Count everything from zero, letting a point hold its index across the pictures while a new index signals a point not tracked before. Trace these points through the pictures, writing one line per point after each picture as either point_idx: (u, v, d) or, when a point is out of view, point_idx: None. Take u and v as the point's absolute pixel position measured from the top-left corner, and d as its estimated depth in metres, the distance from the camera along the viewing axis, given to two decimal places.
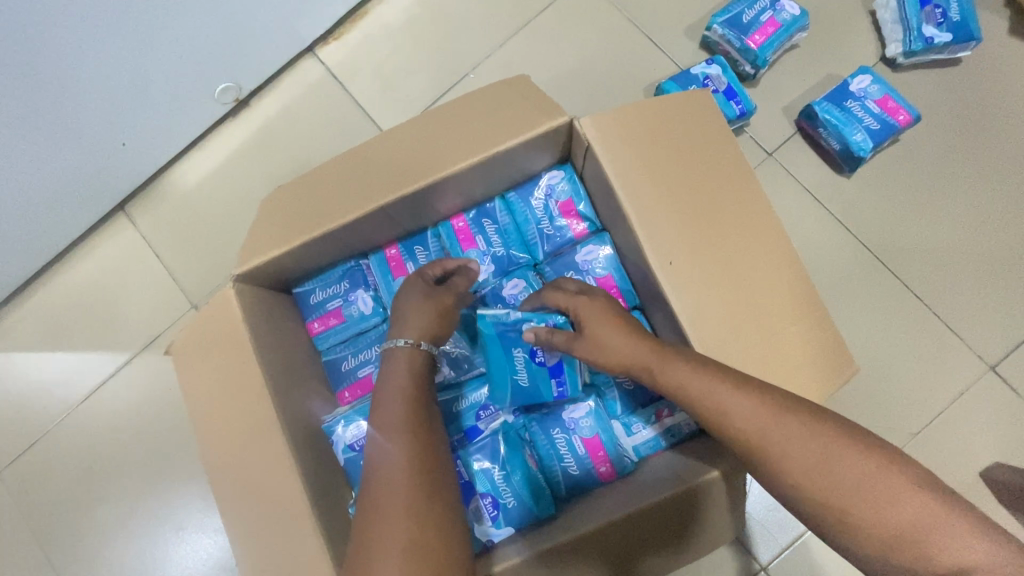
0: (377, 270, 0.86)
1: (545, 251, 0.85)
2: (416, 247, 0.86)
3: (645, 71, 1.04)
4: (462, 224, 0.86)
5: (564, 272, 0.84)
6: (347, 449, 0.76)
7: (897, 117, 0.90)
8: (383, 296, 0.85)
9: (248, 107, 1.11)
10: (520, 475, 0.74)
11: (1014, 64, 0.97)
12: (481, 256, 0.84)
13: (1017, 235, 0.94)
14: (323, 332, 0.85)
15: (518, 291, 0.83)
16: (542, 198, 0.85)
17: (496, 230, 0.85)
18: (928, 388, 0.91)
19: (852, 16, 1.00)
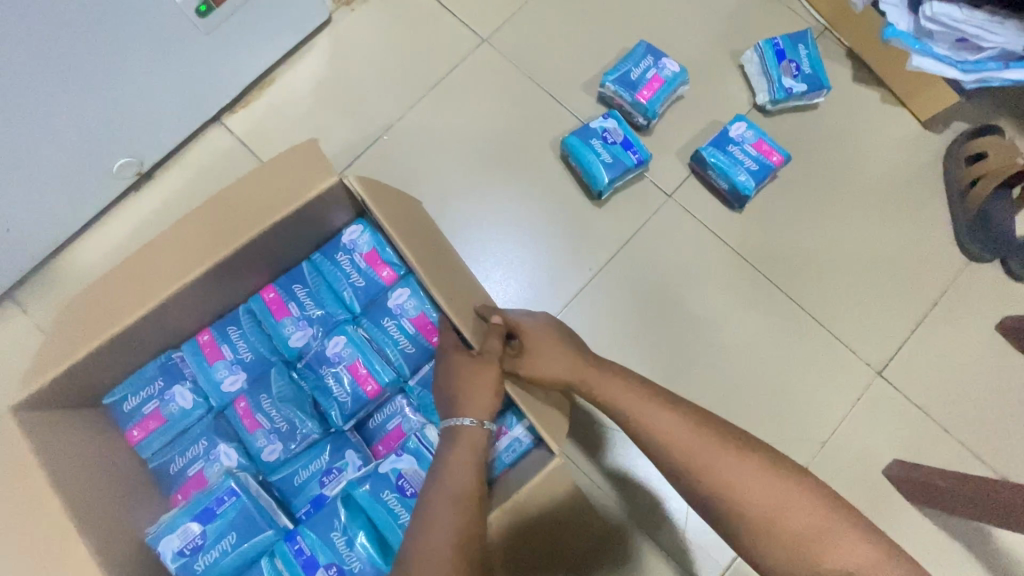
0: (191, 360, 0.85)
1: (360, 302, 0.85)
2: (229, 327, 0.84)
3: (550, 126, 1.12)
4: (273, 294, 0.85)
5: (381, 320, 0.84)
6: (178, 555, 0.73)
7: (772, 158, 1.01)
8: (202, 385, 0.84)
9: (152, 180, 1.07)
10: (365, 536, 0.74)
11: (862, 106, 1.12)
12: (297, 322, 0.83)
13: (886, 251, 1.07)
14: (144, 438, 0.83)
15: (340, 348, 0.83)
16: (346, 254, 0.86)
17: (307, 293, 0.85)
18: (829, 398, 1.00)
19: (724, 72, 1.13)
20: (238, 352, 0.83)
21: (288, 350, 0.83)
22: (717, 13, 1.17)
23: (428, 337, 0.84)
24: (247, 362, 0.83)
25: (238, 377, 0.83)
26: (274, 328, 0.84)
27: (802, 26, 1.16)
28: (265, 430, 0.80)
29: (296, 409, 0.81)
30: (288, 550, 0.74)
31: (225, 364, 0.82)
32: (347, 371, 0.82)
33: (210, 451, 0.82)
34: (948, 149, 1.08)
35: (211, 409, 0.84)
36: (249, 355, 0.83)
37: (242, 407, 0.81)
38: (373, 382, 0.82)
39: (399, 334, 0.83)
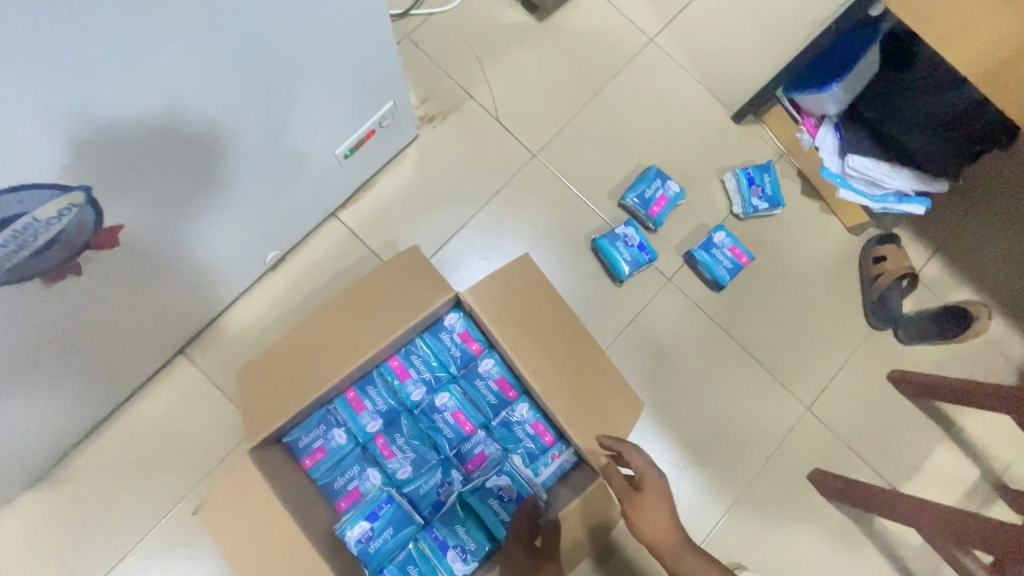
0: (343, 410, 1.19)
1: (459, 367, 1.22)
2: (368, 386, 1.20)
3: (584, 223, 1.50)
4: (396, 363, 1.22)
5: (473, 380, 1.22)
6: (357, 542, 1.09)
7: (741, 259, 1.44)
8: (352, 428, 1.18)
9: (285, 261, 1.41)
10: (476, 526, 1.12)
11: (806, 213, 1.55)
12: (415, 383, 1.21)
13: (817, 322, 1.51)
14: (314, 465, 1.16)
15: (446, 400, 1.20)
16: (448, 333, 1.23)
17: (421, 361, 1.22)
18: (774, 425, 1.45)
19: (710, 185, 1.54)
20: (376, 404, 1.19)
21: (410, 402, 1.20)
22: (706, 139, 1.57)
23: (507, 392, 1.22)
24: (382, 410, 1.19)
25: (377, 421, 1.19)
26: (397, 387, 1.21)
27: (767, 152, 1.57)
28: (400, 457, 1.17)
29: (419, 443, 1.18)
30: (428, 537, 1.11)
31: (368, 413, 1.19)
32: (452, 415, 1.20)
33: (363, 473, 1.16)
34: (862, 249, 1.53)
35: (358, 444, 1.19)
36: (384, 406, 1.20)
37: (381, 442, 1.18)
38: (470, 423, 1.20)
39: (487, 390, 1.21)
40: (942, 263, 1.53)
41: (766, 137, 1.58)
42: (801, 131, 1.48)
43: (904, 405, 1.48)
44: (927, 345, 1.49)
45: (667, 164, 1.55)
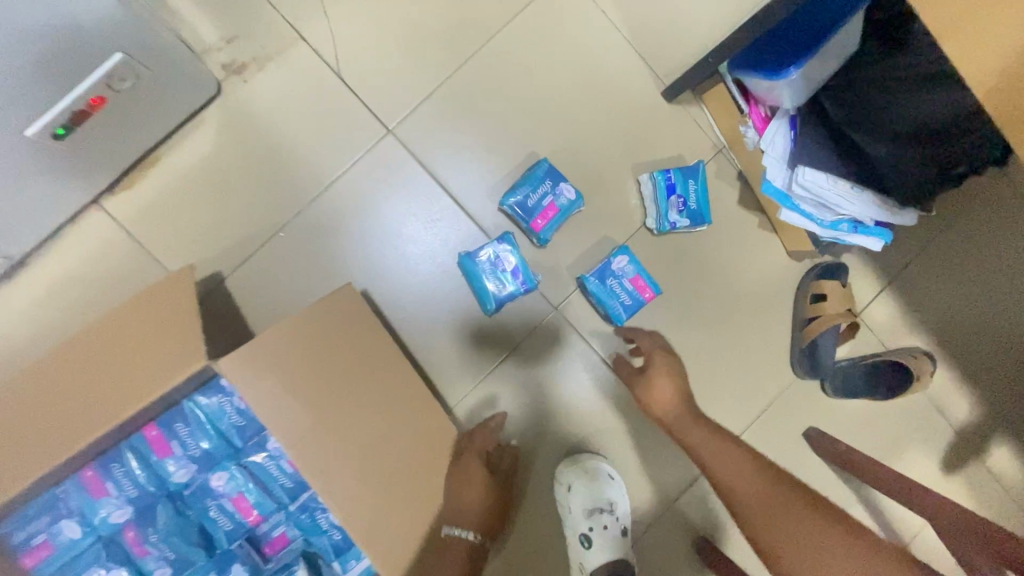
0: (75, 496, 0.87)
1: (244, 440, 0.93)
2: (113, 465, 0.88)
3: (450, 229, 1.14)
4: (154, 433, 0.90)
5: (262, 459, 0.93)
6: None
7: (644, 294, 1.12)
8: (88, 519, 0.88)
9: (27, 266, 1.03)
10: None
11: (740, 229, 1.22)
12: (180, 461, 0.91)
13: (733, 366, 1.23)
14: (35, 566, 0.87)
15: (223, 483, 0.92)
16: (227, 397, 0.91)
17: (189, 433, 0.90)
18: (662, 487, 1.22)
19: (623, 186, 1.18)
20: (123, 489, 0.89)
21: (172, 485, 0.91)
22: (625, 121, 1.18)
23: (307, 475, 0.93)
24: (133, 497, 0.89)
25: (127, 510, 0.90)
26: (154, 465, 0.90)
27: (702, 144, 1.20)
28: (155, 556, 0.90)
29: (181, 541, 0.90)
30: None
31: (111, 500, 0.88)
32: (232, 502, 0.92)
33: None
34: (801, 280, 1.23)
35: (101, 538, 0.89)
36: (134, 491, 0.89)
37: (131, 536, 0.89)
38: (255, 513, 0.93)
39: (279, 472, 0.93)
40: (890, 302, 1.25)
41: (704, 124, 1.21)
42: (746, 124, 1.10)
43: (817, 467, 1.26)
44: (855, 400, 1.24)
45: (570, 153, 1.17)
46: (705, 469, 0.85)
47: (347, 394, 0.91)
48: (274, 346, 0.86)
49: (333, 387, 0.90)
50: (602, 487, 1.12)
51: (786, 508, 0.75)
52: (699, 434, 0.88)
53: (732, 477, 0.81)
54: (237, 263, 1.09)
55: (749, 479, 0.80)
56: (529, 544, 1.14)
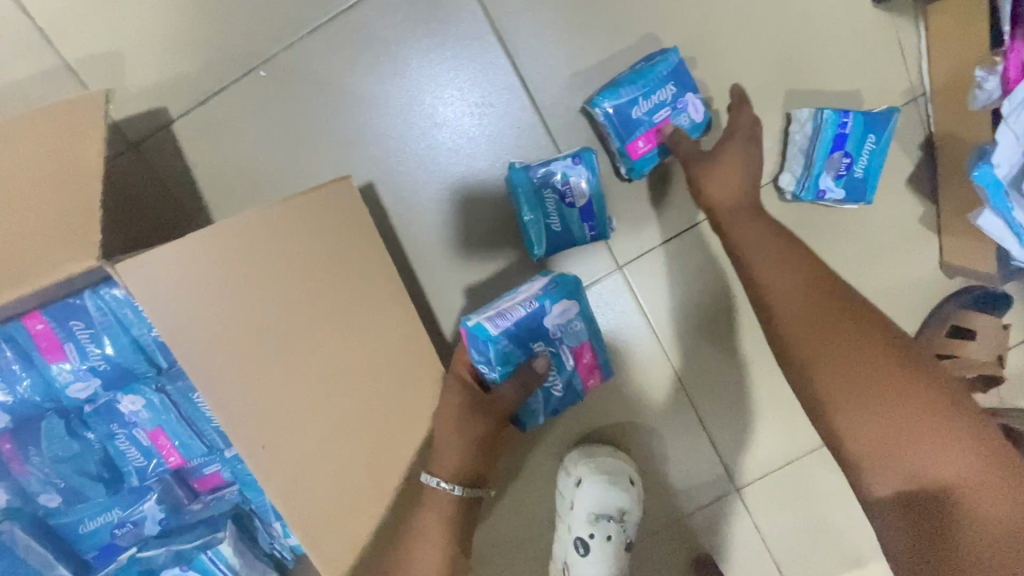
0: None
1: (170, 362, 0.67)
2: None
3: (504, 119, 0.79)
4: (41, 327, 0.63)
5: (192, 392, 0.68)
6: None
7: (589, 379, 0.72)
8: None
9: None
10: None
11: (894, 215, 0.88)
12: (76, 372, 0.65)
13: None
14: None
15: (137, 410, 0.68)
16: None
17: (91, 338, 0.64)
18: (679, 495, 1.01)
19: (762, 115, 0.82)
20: None
21: (65, 400, 0.66)
22: (795, 26, 0.80)
23: None
24: (7, 404, 0.64)
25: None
26: (41, 371, 0.64)
27: (894, 85, 0.82)
28: (38, 481, 0.67)
29: (73, 469, 0.68)
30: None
31: None
32: (147, 436, 0.69)
33: None
34: (947, 300, 0.90)
35: None
36: (10, 397, 0.64)
37: (6, 451, 0.66)
38: (177, 455, 0.70)
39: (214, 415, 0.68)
40: None
41: (910, 54, 0.81)
42: (995, 67, 0.68)
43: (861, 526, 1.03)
44: None
45: (702, 53, 0.80)
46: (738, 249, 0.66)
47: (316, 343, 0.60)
48: (229, 249, 0.56)
49: (300, 325, 0.59)
50: (615, 492, 0.90)
51: (852, 342, 0.57)
52: (750, 224, 0.66)
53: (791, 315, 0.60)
54: (196, 103, 0.75)
55: (798, 287, 0.61)
56: (509, 530, 0.97)
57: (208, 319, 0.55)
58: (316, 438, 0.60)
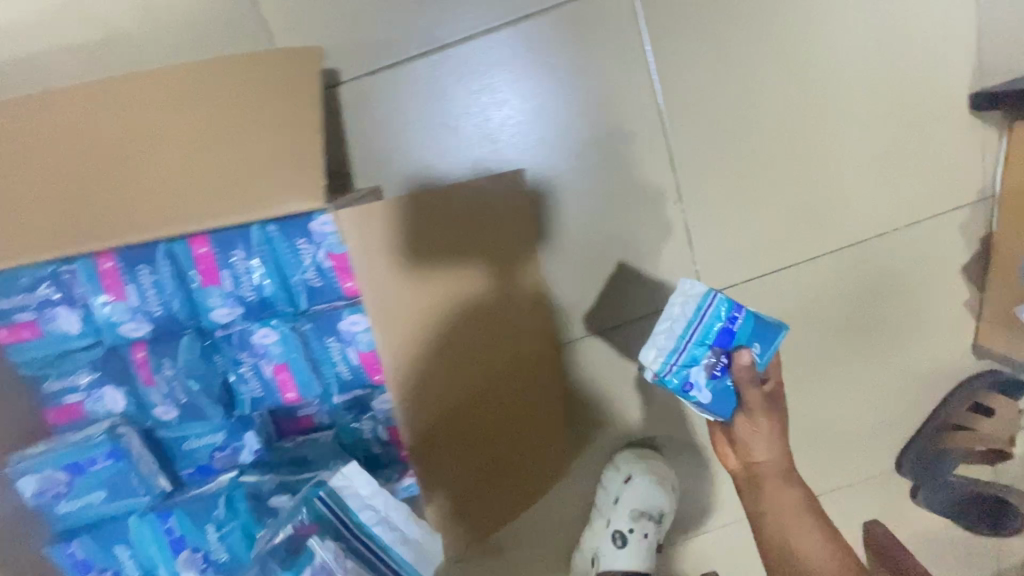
0: (85, 283, 0.66)
1: (308, 304, 0.70)
2: (141, 266, 0.67)
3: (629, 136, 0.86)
4: (204, 252, 0.67)
5: (323, 336, 0.71)
6: (40, 495, 0.68)
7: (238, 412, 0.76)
8: (95, 318, 0.68)
9: None
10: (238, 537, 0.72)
11: (949, 293, 0.97)
12: (226, 297, 0.69)
13: (853, 436, 1.01)
14: (14, 344, 0.68)
15: (268, 342, 0.71)
16: (312, 243, 0.68)
17: (249, 268, 0.68)
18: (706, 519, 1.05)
19: (854, 181, 0.91)
20: (144, 301, 0.68)
21: (207, 321, 0.70)
22: (905, 118, 0.90)
23: (371, 375, 0.74)
24: (154, 315, 0.69)
25: (142, 327, 0.70)
26: (196, 292, 0.68)
27: (970, 182, 0.93)
28: (162, 391, 0.71)
29: (198, 388, 0.71)
30: (158, 523, 0.71)
31: (127, 308, 0.68)
32: (270, 369, 0.73)
33: (96, 390, 0.71)
34: (974, 377, 1.00)
35: (104, 343, 0.70)
36: (160, 309, 0.68)
37: (140, 359, 0.70)
38: (295, 392, 0.74)
39: (337, 359, 0.72)
40: None
41: (989, 157, 0.92)
42: None
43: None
44: (960, 521, 1.04)
45: (818, 118, 0.89)
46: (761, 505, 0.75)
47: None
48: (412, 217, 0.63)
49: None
50: (661, 495, 0.96)
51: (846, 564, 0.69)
52: (795, 494, 0.74)
53: (811, 546, 0.71)
54: (371, 72, 0.82)
55: (798, 519, 0.73)
56: (543, 520, 1.02)
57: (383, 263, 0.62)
58: None
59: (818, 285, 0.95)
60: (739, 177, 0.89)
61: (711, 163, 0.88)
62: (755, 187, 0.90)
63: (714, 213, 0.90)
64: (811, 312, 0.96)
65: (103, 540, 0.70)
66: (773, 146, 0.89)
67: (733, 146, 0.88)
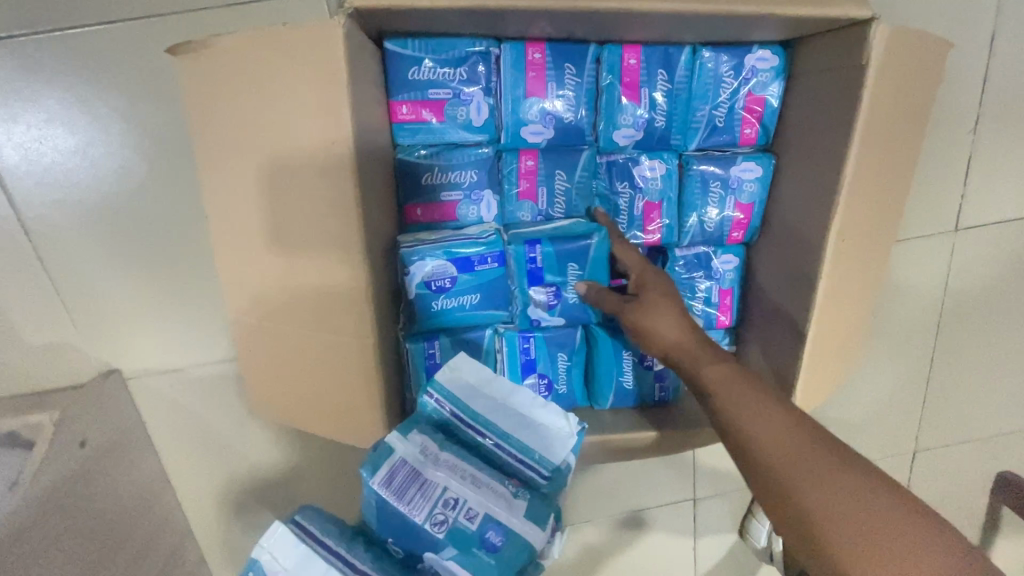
0: (509, 69, 0.63)
1: (702, 143, 0.69)
2: (567, 65, 0.64)
3: (969, 54, 0.86)
4: (633, 63, 0.65)
5: (708, 180, 0.70)
6: (422, 285, 0.62)
7: (427, 212, 0.67)
8: (502, 112, 0.65)
9: None
10: (581, 368, 0.71)
11: None
12: (635, 117, 0.67)
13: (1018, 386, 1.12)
14: (410, 122, 0.64)
15: (653, 176, 0.69)
16: (737, 78, 0.67)
17: (667, 91, 0.67)
18: (881, 444, 1.12)
19: None
20: (560, 104, 0.65)
21: (604, 140, 0.68)
22: None
23: (731, 230, 0.73)
24: (562, 121, 0.65)
25: (541, 132, 0.66)
26: (611, 105, 0.66)
27: None
28: (536, 206, 0.68)
29: (578, 207, 0.69)
30: (518, 340, 0.68)
31: (541, 108, 0.65)
32: (644, 206, 0.70)
33: (476, 193, 0.67)
34: None
35: (491, 144, 0.67)
36: (570, 115, 0.65)
37: (527, 167, 0.67)
38: (658, 235, 0.72)
39: (716, 206, 0.71)
40: None
41: None
42: None
43: (972, 514, 1.24)
44: None
45: None
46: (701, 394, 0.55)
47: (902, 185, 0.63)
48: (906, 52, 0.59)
49: (894, 164, 0.64)
50: None
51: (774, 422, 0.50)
52: (724, 364, 0.55)
53: (762, 428, 0.50)
54: None
55: (773, 419, 0.50)
56: None
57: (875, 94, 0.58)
58: (855, 246, 0.65)
59: None
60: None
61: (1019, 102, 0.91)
62: None
63: (1003, 153, 0.93)
64: None
65: (463, 347, 0.67)
66: None
67: None
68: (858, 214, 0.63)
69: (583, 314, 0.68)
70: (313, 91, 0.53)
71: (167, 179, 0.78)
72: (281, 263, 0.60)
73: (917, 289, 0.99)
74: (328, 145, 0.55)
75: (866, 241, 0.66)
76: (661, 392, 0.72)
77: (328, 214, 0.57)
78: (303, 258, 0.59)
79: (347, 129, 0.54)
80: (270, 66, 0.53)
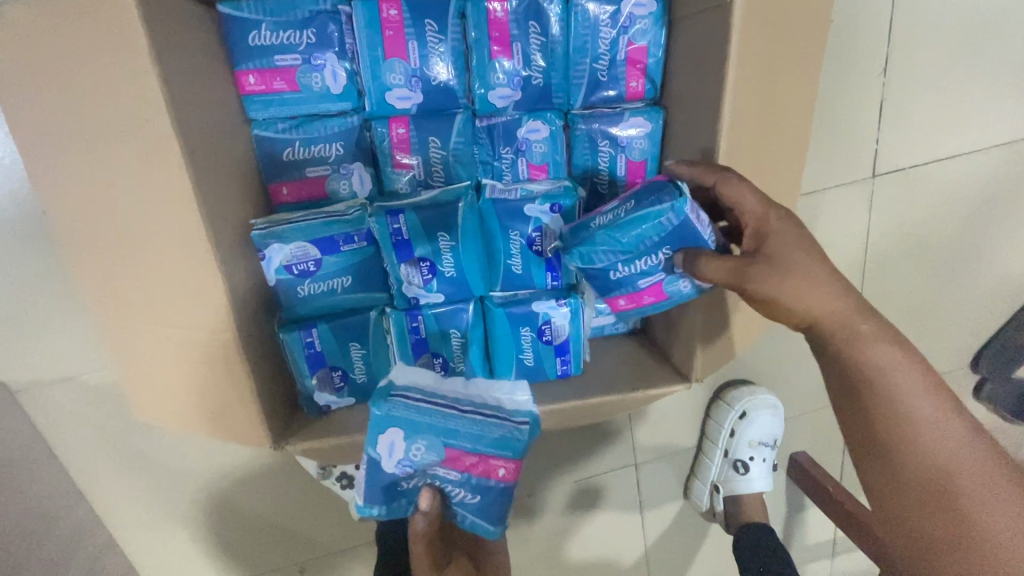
0: (363, 30, 0.58)
1: (587, 100, 0.66)
2: (428, 21, 0.59)
3: None
4: (501, 15, 0.61)
5: (598, 139, 0.66)
6: (282, 270, 0.60)
7: (286, 193, 0.63)
8: (363, 78, 0.60)
9: None
10: (478, 348, 0.67)
11: None
12: (509, 75, 0.62)
13: (944, 328, 1.13)
14: (261, 93, 0.59)
15: (536, 138, 0.65)
16: (615, 27, 0.63)
17: (542, 45, 0.62)
18: (815, 396, 1.12)
19: None
20: (426, 64, 0.60)
21: (480, 101, 0.63)
22: None
23: (627, 191, 0.69)
24: (430, 83, 0.61)
25: (409, 98, 0.62)
26: (482, 63, 0.62)
27: None
28: (412, 177, 0.64)
29: (460, 177, 0.65)
30: (405, 323, 0.64)
31: (404, 70, 0.60)
32: (530, 170, 0.66)
33: (344, 167, 0.62)
34: None
35: (357, 113, 0.62)
36: (438, 76, 0.61)
37: (399, 135, 0.62)
38: None
39: (607, 167, 0.67)
40: None
41: None
42: None
43: None
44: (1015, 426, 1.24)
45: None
46: (848, 350, 0.51)
47: (789, 130, 0.60)
48: None
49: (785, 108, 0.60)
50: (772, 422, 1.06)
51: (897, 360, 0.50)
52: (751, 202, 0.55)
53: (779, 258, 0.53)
54: None
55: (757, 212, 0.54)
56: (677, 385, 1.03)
57: (744, 34, 0.54)
58: None
59: (968, 182, 1.01)
60: (945, 60, 0.90)
61: (925, 41, 0.88)
62: (953, 72, 0.92)
63: (913, 94, 0.91)
64: (955, 209, 1.02)
65: (344, 333, 0.64)
66: (980, 32, 0.90)
67: (952, 25, 0.89)
68: (747, 163, 0.60)
69: (466, 287, 0.64)
70: (119, 63, 0.48)
71: (12, 176, 0.69)
72: (122, 258, 0.55)
73: (837, 239, 0.98)
74: (143, 122, 0.49)
75: (762, 191, 0.62)
76: (564, 366, 0.69)
77: (163, 201, 0.52)
78: (142, 250, 0.54)
79: (166, 104, 0.49)
80: (67, 37, 0.47)
